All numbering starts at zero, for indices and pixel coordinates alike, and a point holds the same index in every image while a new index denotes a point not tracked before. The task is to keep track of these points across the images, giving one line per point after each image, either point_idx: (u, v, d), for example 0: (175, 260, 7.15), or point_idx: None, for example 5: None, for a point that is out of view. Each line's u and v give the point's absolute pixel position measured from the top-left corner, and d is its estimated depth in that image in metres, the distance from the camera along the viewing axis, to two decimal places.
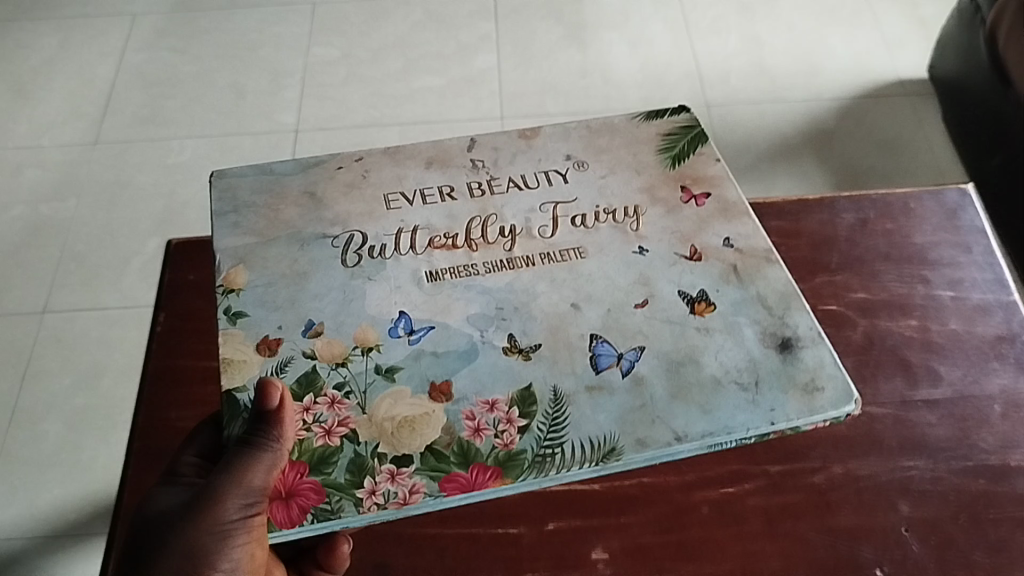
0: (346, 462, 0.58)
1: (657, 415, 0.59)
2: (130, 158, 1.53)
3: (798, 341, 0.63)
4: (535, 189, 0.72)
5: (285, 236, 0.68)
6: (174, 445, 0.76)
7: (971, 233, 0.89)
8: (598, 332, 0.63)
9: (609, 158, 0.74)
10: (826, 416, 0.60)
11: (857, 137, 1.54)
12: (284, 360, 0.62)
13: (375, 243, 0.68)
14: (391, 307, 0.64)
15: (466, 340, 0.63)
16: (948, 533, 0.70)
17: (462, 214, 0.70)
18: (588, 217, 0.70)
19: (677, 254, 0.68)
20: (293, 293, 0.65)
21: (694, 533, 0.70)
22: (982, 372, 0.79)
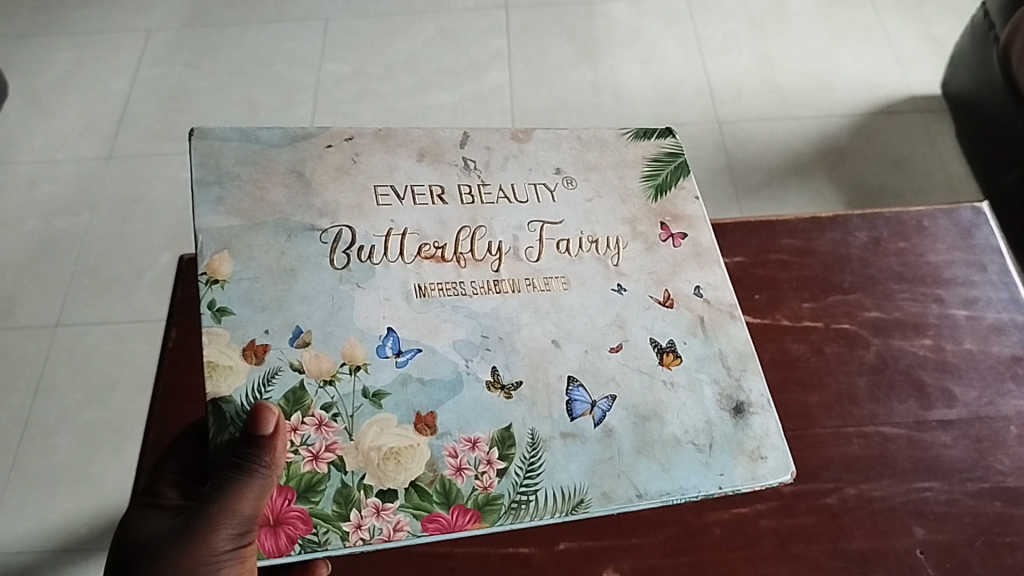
0: (333, 492, 0.57)
1: (620, 469, 0.60)
2: (143, 172, 1.54)
3: (750, 407, 0.65)
4: (524, 204, 0.70)
5: (272, 226, 0.63)
6: None
7: (986, 251, 0.88)
8: (577, 372, 0.63)
9: (596, 178, 0.73)
10: (766, 484, 0.63)
11: (870, 156, 1.53)
12: (272, 371, 0.58)
13: (364, 244, 0.64)
14: (379, 322, 0.62)
15: (451, 368, 0.62)
16: (964, 557, 0.69)
17: (452, 221, 0.67)
18: (572, 243, 0.69)
19: (652, 298, 0.68)
20: (280, 293, 0.61)
21: (706, 555, 0.69)
22: (998, 394, 0.78)
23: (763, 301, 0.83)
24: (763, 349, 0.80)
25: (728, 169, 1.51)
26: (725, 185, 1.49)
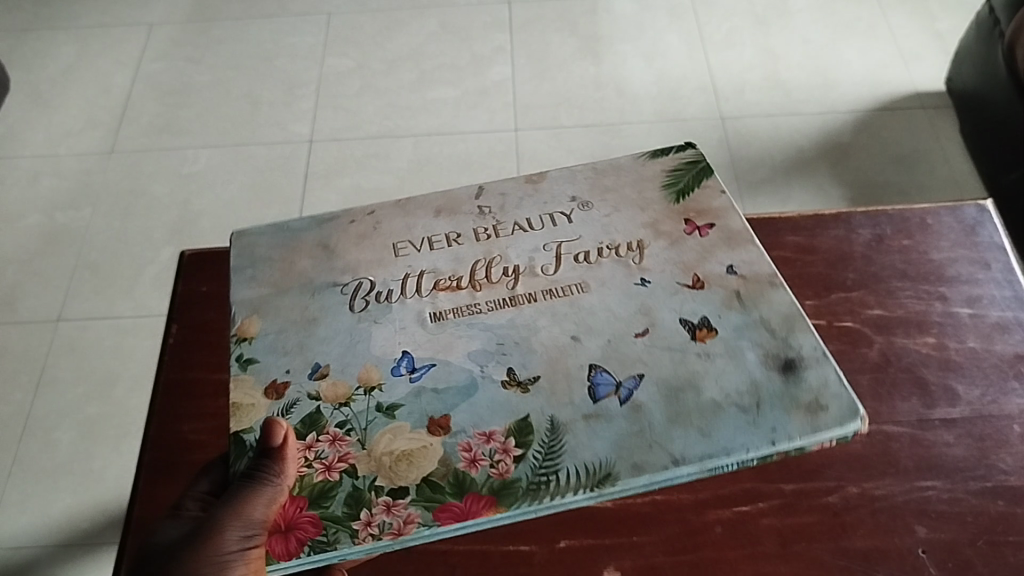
0: (344, 496, 0.60)
1: (659, 436, 0.61)
2: (144, 167, 1.53)
3: (801, 361, 0.64)
4: (540, 230, 0.74)
5: (296, 288, 0.72)
6: (186, 457, 0.75)
7: (990, 249, 0.87)
8: (598, 361, 0.65)
9: (613, 197, 0.76)
10: (830, 433, 0.61)
11: (874, 152, 1.53)
12: (290, 403, 0.65)
13: (382, 288, 0.70)
14: (394, 347, 0.67)
15: (467, 374, 0.65)
16: (967, 556, 0.69)
17: (468, 256, 0.72)
18: (590, 253, 0.72)
19: (679, 284, 0.70)
20: (302, 339, 0.68)
21: (707, 553, 0.69)
22: (1002, 392, 0.78)
23: None
24: None
25: (731, 165, 1.51)
26: (727, 181, 1.49)
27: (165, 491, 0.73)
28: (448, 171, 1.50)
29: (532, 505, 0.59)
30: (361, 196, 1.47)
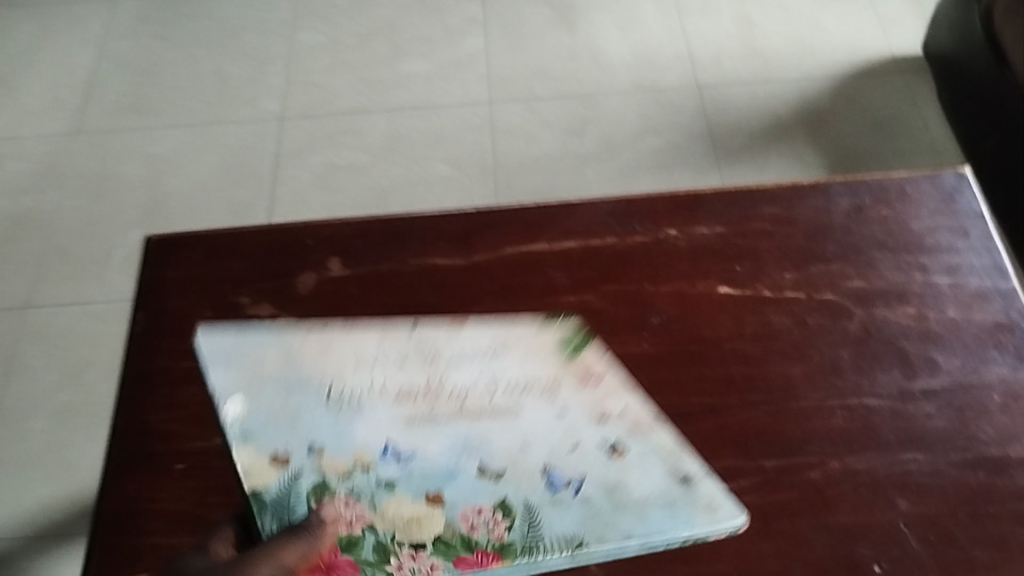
0: (370, 544, 0.70)
1: (598, 528, 0.69)
2: (111, 148, 1.50)
3: (696, 478, 0.71)
4: (472, 312, 0.81)
5: (279, 400, 0.75)
6: (155, 449, 0.75)
7: (969, 216, 0.86)
8: (548, 461, 0.72)
9: (541, 280, 0.83)
10: (724, 531, 0.68)
11: (853, 118, 1.52)
12: (295, 471, 0.72)
13: (322, 369, 0.77)
14: (377, 430, 0.74)
15: (444, 457, 0.73)
16: (948, 528, 0.69)
17: (401, 343, 0.79)
18: (517, 340, 0.79)
19: (601, 378, 0.76)
20: (293, 412, 0.75)
21: (688, 533, 0.69)
22: (981, 362, 0.77)
23: (743, 272, 0.83)
24: (745, 321, 0.79)
25: (708, 135, 1.49)
26: (705, 151, 1.47)
27: (137, 485, 0.73)
28: (422, 147, 1.48)
29: (527, 564, 0.68)
30: (334, 174, 1.45)
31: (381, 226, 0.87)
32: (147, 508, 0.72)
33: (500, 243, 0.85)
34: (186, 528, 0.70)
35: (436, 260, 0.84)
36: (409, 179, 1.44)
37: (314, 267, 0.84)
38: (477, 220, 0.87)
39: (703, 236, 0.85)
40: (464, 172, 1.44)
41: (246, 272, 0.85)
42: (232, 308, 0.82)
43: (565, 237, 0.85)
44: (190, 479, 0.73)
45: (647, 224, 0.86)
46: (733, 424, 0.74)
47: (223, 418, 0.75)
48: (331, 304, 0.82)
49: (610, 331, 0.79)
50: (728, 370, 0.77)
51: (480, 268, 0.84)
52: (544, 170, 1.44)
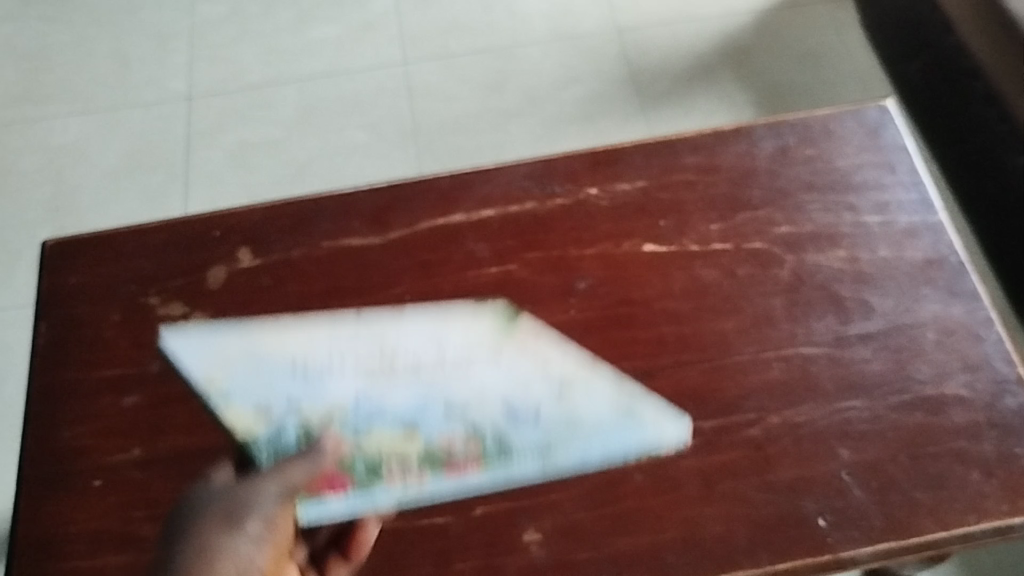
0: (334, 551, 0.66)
1: (560, 447, 0.69)
2: (10, 142, 1.43)
3: (634, 400, 0.71)
4: (431, 314, 0.75)
5: (267, 416, 0.69)
6: (71, 467, 0.72)
7: (894, 150, 0.84)
8: (482, 497, 0.67)
9: (448, 297, 0.77)
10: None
11: (775, 52, 1.49)
12: (292, 475, 0.68)
13: (291, 371, 0.72)
14: (334, 446, 0.69)
15: (402, 490, 0.68)
16: (890, 473, 0.68)
17: (367, 342, 0.73)
18: (473, 345, 0.73)
19: (549, 393, 0.71)
20: (276, 411, 0.70)
21: (630, 503, 0.67)
22: (914, 300, 0.76)
23: (669, 227, 0.80)
24: (674, 279, 0.77)
25: (630, 80, 1.46)
26: (628, 97, 1.44)
27: (55, 508, 0.70)
28: (338, 115, 1.42)
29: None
30: (249, 152, 1.39)
31: (290, 209, 0.83)
32: (66, 531, 0.69)
33: (415, 217, 0.82)
34: (108, 548, 0.68)
35: (350, 241, 0.81)
36: (327, 150, 1.39)
37: (223, 259, 0.80)
38: (391, 193, 0.83)
39: (625, 192, 0.82)
40: (384, 139, 1.40)
41: (152, 270, 0.80)
42: (139, 310, 0.78)
43: (482, 205, 0.82)
44: (109, 496, 0.70)
45: (567, 183, 0.83)
46: (668, 386, 0.72)
47: (139, 428, 0.72)
48: (243, 298, 0.78)
49: (523, 353, 0.73)
50: (659, 330, 0.75)
51: (397, 246, 0.80)
52: (466, 130, 1.40)
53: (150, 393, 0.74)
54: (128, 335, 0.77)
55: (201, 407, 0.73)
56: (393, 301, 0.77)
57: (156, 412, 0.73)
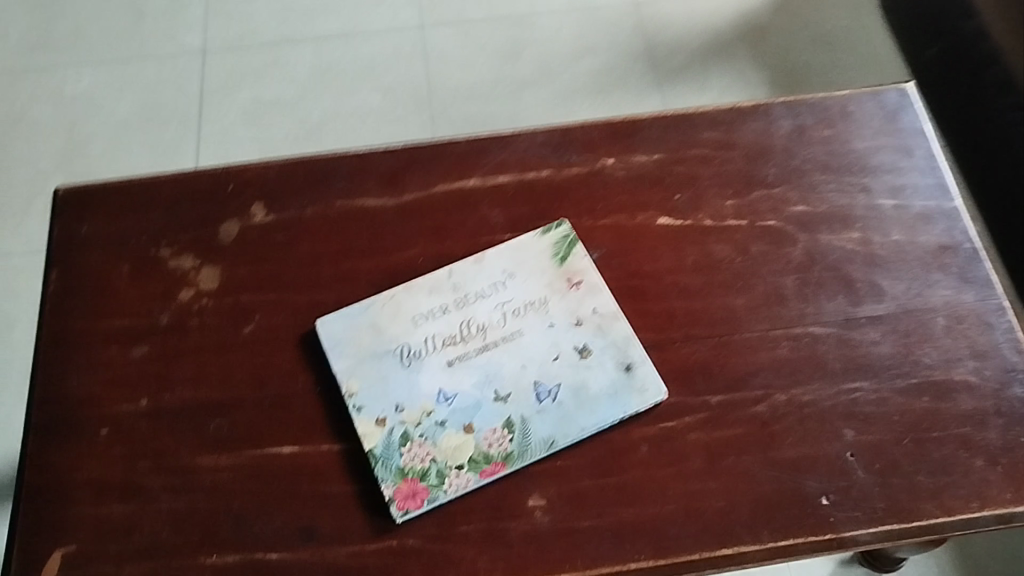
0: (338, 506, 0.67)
1: (575, 390, 0.70)
2: (21, 89, 1.42)
3: (637, 363, 0.71)
4: (505, 289, 0.75)
5: (351, 350, 0.72)
6: (78, 414, 0.71)
7: (913, 134, 0.84)
8: (480, 472, 0.67)
9: (528, 273, 0.76)
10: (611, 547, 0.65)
11: (794, 32, 1.48)
12: (358, 408, 0.70)
13: (376, 317, 0.74)
14: (390, 397, 0.70)
15: (419, 447, 0.68)
16: (893, 456, 0.68)
17: (445, 304, 0.75)
18: (532, 327, 0.73)
19: (584, 381, 0.71)
20: (361, 348, 0.72)
21: (634, 474, 0.67)
22: (925, 285, 0.76)
23: (683, 201, 0.80)
24: (686, 253, 0.77)
25: (647, 54, 1.45)
26: (645, 71, 1.43)
27: (61, 453, 0.70)
28: (352, 77, 1.41)
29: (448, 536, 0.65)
30: (261, 110, 1.39)
31: (304, 166, 0.82)
32: (71, 477, 0.69)
33: (429, 180, 0.81)
34: (114, 496, 0.68)
35: (364, 201, 0.81)
36: (340, 111, 1.38)
37: (235, 214, 0.80)
38: (406, 154, 0.83)
39: (641, 164, 0.82)
40: (398, 103, 1.39)
41: (163, 222, 0.80)
42: (150, 261, 0.78)
43: (497, 170, 0.81)
44: (116, 445, 0.70)
45: (584, 152, 0.82)
46: (676, 359, 0.72)
47: (147, 379, 0.72)
48: (256, 253, 0.78)
49: (561, 338, 0.73)
50: (669, 303, 0.75)
51: (410, 208, 0.80)
52: (480, 97, 1.40)
53: (160, 344, 0.74)
54: (138, 286, 0.77)
55: (211, 359, 0.73)
56: (405, 262, 0.77)
57: (165, 364, 0.73)
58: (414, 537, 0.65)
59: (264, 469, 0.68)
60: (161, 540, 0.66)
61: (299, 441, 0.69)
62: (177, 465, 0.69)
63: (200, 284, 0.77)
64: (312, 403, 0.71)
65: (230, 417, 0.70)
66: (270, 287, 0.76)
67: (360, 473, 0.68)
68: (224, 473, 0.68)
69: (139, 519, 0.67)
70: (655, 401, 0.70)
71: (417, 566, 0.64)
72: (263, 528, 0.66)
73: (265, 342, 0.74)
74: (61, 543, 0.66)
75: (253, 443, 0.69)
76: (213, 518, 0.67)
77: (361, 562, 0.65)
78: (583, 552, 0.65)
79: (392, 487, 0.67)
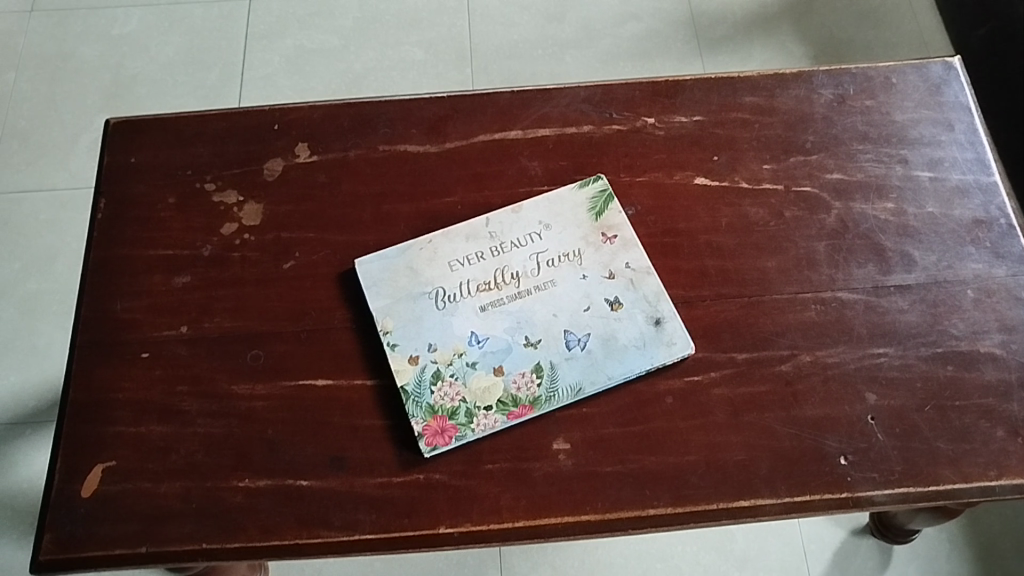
0: (368, 439, 0.69)
1: (604, 337, 0.72)
2: (70, 27, 1.44)
3: (667, 318, 0.73)
4: (540, 239, 0.77)
5: (386, 291, 0.74)
6: (120, 337, 0.74)
7: (954, 109, 0.84)
8: (506, 412, 0.69)
9: (564, 225, 0.77)
10: (630, 497, 0.66)
11: (840, 7, 1.47)
12: (393, 346, 0.72)
13: (411, 260, 0.76)
14: (423, 337, 0.72)
15: (449, 388, 0.70)
16: (914, 421, 0.69)
17: (481, 252, 0.76)
18: (565, 277, 0.75)
19: (613, 333, 0.72)
20: (397, 289, 0.74)
21: (658, 424, 0.69)
22: (957, 257, 0.76)
23: (721, 162, 0.81)
24: (720, 214, 0.78)
25: (691, 22, 1.45)
26: (687, 39, 1.43)
27: (104, 373, 0.72)
28: (395, 30, 1.43)
29: (473, 473, 0.67)
30: (304, 59, 1.40)
31: (349, 111, 0.84)
32: (112, 397, 0.71)
33: (472, 129, 0.83)
34: (153, 417, 0.70)
35: (407, 147, 0.82)
36: (382, 64, 1.39)
37: (280, 153, 0.82)
38: (450, 104, 0.84)
39: (681, 125, 0.83)
40: (440, 58, 1.40)
41: (209, 157, 0.82)
42: (195, 194, 0.80)
43: (539, 124, 0.83)
44: (156, 369, 0.72)
45: (625, 111, 0.84)
46: (705, 316, 0.73)
47: (188, 308, 0.75)
48: (298, 193, 0.80)
49: (594, 288, 0.74)
50: (701, 262, 0.76)
51: (452, 155, 0.82)
52: (521, 57, 1.40)
53: (202, 275, 0.76)
54: (183, 218, 0.79)
55: (251, 292, 0.75)
56: (443, 208, 0.79)
57: (206, 294, 0.75)
58: (441, 472, 0.67)
59: (297, 400, 0.70)
60: (196, 461, 0.68)
61: (333, 375, 0.71)
62: (214, 391, 0.71)
63: (242, 220, 0.79)
64: (347, 338, 0.73)
65: (267, 348, 0.73)
66: (311, 226, 0.78)
67: (392, 409, 0.70)
68: (258, 402, 0.70)
69: (175, 440, 0.69)
70: (682, 355, 0.71)
71: (442, 499, 0.66)
72: (295, 456, 0.68)
73: (304, 278, 0.76)
74: (101, 458, 0.69)
75: (288, 375, 0.71)
76: (246, 443, 0.69)
77: (388, 493, 0.67)
78: (605, 496, 0.66)
79: (420, 424, 0.69)
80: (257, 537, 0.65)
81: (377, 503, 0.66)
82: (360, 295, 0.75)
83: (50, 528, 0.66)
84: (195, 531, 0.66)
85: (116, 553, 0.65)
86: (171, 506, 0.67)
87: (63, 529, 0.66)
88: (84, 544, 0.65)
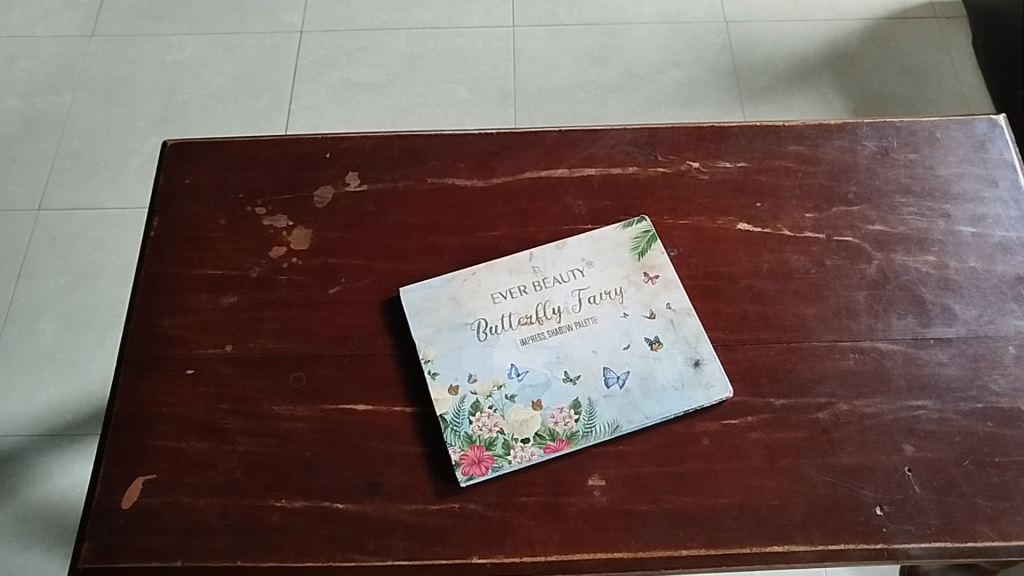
0: (406, 466, 0.69)
1: (642, 381, 0.72)
2: (128, 52, 1.48)
3: (706, 360, 0.73)
4: (582, 277, 0.78)
5: (428, 321, 0.75)
6: (166, 353, 0.75)
7: (999, 166, 0.85)
8: (544, 446, 0.69)
9: (607, 264, 0.78)
10: (666, 538, 0.66)
11: (880, 63, 1.48)
12: (434, 373, 0.73)
13: (456, 293, 0.77)
14: (464, 368, 0.73)
15: (488, 418, 0.71)
16: (952, 475, 0.69)
17: (523, 287, 0.77)
18: (605, 315, 0.76)
19: (652, 372, 0.73)
20: (440, 319, 0.75)
21: (695, 465, 0.69)
22: (999, 313, 0.76)
23: (764, 210, 0.82)
24: (762, 260, 0.79)
25: (732, 72, 1.46)
26: (728, 87, 1.44)
27: (149, 388, 0.73)
28: (440, 68, 1.45)
29: (506, 502, 0.68)
30: (352, 91, 1.43)
31: (400, 144, 0.86)
32: (155, 412, 0.72)
33: (519, 166, 0.85)
34: (194, 434, 0.71)
35: (454, 181, 0.84)
36: (427, 100, 1.42)
37: (330, 182, 0.84)
38: (499, 142, 0.86)
39: (725, 170, 0.84)
40: (483, 97, 1.42)
41: (261, 181, 0.84)
42: (246, 218, 0.82)
43: (585, 163, 0.85)
44: (199, 386, 0.73)
45: (670, 154, 0.85)
46: (744, 360, 0.74)
47: (234, 327, 0.76)
48: (346, 221, 0.82)
49: (637, 328, 0.75)
50: (742, 306, 0.76)
51: (498, 191, 0.83)
52: (564, 99, 1.42)
53: (249, 297, 0.78)
54: (233, 240, 0.81)
55: (295, 315, 0.76)
56: (487, 242, 0.80)
57: (251, 315, 0.77)
58: (476, 502, 0.68)
59: (336, 424, 0.71)
60: (234, 479, 0.69)
61: (372, 401, 0.72)
62: (255, 411, 0.72)
63: (291, 243, 0.80)
64: (388, 365, 0.74)
65: (309, 370, 0.74)
66: (357, 253, 0.80)
67: (430, 437, 0.70)
68: (299, 423, 0.71)
69: (215, 457, 0.70)
70: (720, 398, 0.71)
71: (477, 529, 0.67)
72: (331, 479, 0.69)
73: (348, 305, 0.77)
74: (142, 471, 0.70)
75: (329, 399, 0.72)
76: (284, 463, 0.69)
77: (423, 521, 0.67)
78: (638, 534, 0.66)
79: (458, 453, 0.69)
80: (291, 557, 0.66)
81: (411, 530, 0.67)
82: (403, 323, 0.76)
83: (90, 537, 0.67)
84: (230, 548, 0.66)
85: (152, 566, 0.66)
86: (208, 522, 0.67)
87: (102, 539, 0.67)
88: (122, 555, 0.66)
